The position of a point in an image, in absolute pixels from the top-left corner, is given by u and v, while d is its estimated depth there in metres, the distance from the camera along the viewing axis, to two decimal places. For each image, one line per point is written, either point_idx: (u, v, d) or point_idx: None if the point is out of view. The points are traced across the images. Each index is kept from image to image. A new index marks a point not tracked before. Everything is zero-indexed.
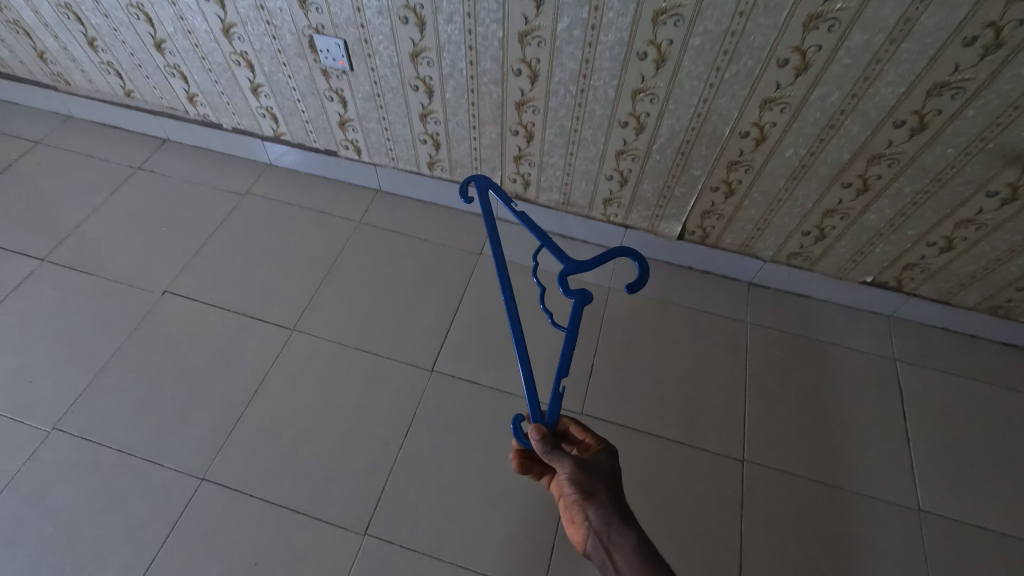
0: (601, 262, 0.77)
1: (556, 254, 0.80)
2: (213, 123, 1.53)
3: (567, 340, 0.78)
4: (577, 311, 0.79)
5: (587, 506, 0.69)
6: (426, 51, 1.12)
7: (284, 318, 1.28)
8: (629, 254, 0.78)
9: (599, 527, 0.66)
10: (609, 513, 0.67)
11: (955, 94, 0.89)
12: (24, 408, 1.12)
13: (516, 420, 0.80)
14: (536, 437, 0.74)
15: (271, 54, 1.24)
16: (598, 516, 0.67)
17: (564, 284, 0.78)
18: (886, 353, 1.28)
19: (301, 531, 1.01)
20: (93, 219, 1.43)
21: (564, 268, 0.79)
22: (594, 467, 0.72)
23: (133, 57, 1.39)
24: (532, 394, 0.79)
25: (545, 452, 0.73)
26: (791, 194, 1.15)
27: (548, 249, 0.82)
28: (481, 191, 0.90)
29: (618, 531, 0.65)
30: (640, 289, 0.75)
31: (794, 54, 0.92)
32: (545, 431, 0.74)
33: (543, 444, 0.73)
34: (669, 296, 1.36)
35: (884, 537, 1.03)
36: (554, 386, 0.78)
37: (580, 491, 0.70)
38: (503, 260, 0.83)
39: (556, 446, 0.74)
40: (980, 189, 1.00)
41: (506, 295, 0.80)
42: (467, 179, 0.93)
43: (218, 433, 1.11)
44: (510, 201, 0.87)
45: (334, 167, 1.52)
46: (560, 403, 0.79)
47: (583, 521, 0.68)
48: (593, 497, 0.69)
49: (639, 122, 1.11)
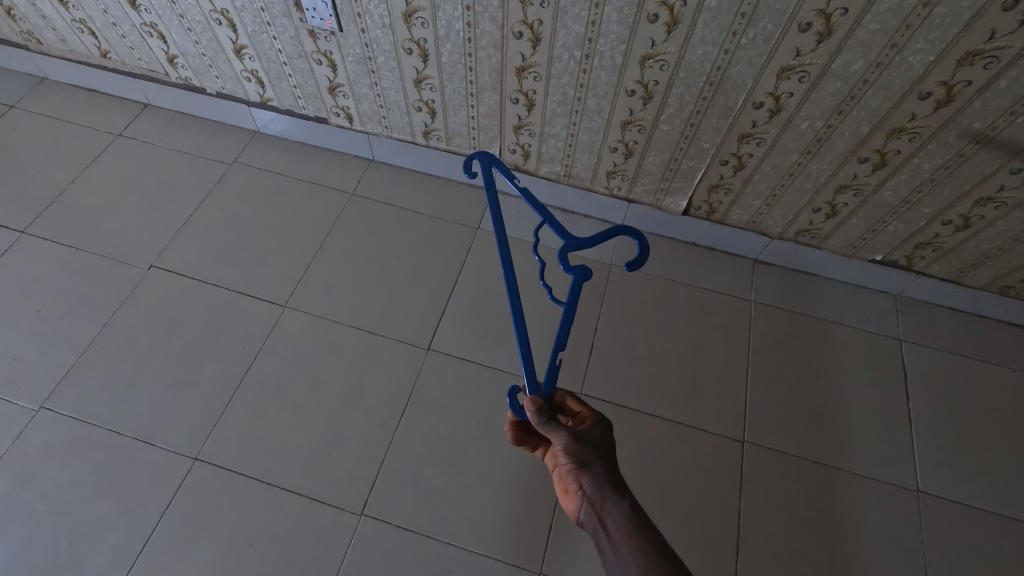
0: (601, 239, 0.78)
1: (557, 231, 0.81)
2: (196, 87, 1.45)
3: (565, 313, 0.78)
4: (576, 287, 0.78)
5: (581, 476, 0.66)
6: (419, 11, 1.04)
7: (277, 293, 1.24)
8: (629, 232, 0.78)
9: (593, 496, 0.64)
10: (603, 482, 0.65)
11: (988, 63, 0.83)
12: (10, 385, 1.09)
13: (514, 392, 0.77)
14: (531, 409, 0.72)
15: (253, 12, 1.16)
16: (593, 485, 0.65)
17: (563, 258, 0.78)
18: (891, 333, 1.25)
19: (296, 511, 1.00)
20: (74, 188, 1.37)
21: (564, 244, 0.79)
22: (590, 439, 0.70)
23: (106, 14, 1.30)
24: (528, 365, 0.78)
25: (541, 423, 0.71)
26: (803, 168, 1.10)
27: (549, 225, 0.83)
28: (486, 167, 0.90)
29: (612, 500, 0.63)
30: (640, 266, 0.76)
31: (817, 17, 0.85)
32: (540, 403, 0.72)
33: (539, 416, 0.71)
34: (672, 273, 1.32)
35: (881, 516, 1.03)
36: (550, 358, 0.77)
37: (574, 461, 0.67)
38: (506, 239, 0.84)
39: (551, 417, 0.72)
40: (1003, 166, 0.95)
41: (506, 271, 0.81)
42: (472, 154, 0.93)
43: (210, 412, 1.09)
44: (513, 176, 0.88)
45: (324, 135, 1.46)
46: (556, 375, 0.77)
47: (576, 490, 0.66)
48: (587, 466, 0.66)
49: (647, 90, 1.04)
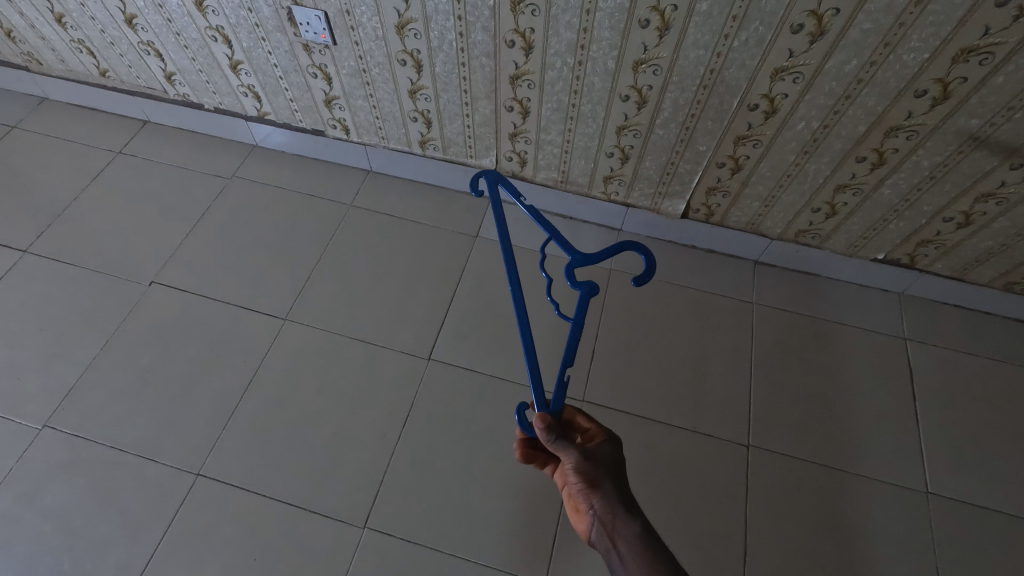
0: (608, 255, 0.78)
1: (564, 247, 0.81)
2: (193, 103, 1.46)
3: (573, 327, 0.78)
4: (584, 303, 0.78)
5: (592, 496, 0.65)
6: (412, 22, 1.05)
7: (277, 306, 1.24)
8: (635, 247, 0.78)
9: (605, 516, 0.63)
10: (613, 502, 0.64)
11: (983, 59, 0.83)
12: (13, 404, 1.10)
13: (522, 408, 0.76)
14: (541, 426, 0.72)
15: (248, 28, 1.17)
16: (604, 505, 0.64)
17: (570, 274, 0.78)
18: (896, 333, 1.24)
19: (298, 526, 0.99)
20: (76, 206, 1.38)
21: (570, 260, 0.80)
22: (600, 457, 0.69)
23: (104, 34, 1.32)
24: (538, 380, 0.78)
25: (551, 442, 0.70)
26: (801, 169, 1.09)
27: (555, 242, 0.83)
28: (492, 186, 0.93)
29: (623, 520, 0.62)
30: (647, 282, 0.76)
31: (809, 18, 0.85)
32: (549, 419, 0.71)
33: (548, 433, 0.71)
34: (672, 277, 1.31)
35: (890, 519, 1.02)
36: (559, 374, 0.76)
37: (586, 481, 0.66)
38: (513, 255, 0.85)
39: (561, 434, 0.71)
40: (1003, 161, 0.95)
41: (514, 285, 0.83)
42: (478, 173, 0.96)
43: (212, 427, 1.09)
44: (519, 195, 0.91)
45: (322, 148, 1.46)
46: (565, 391, 0.77)
47: (587, 510, 0.65)
48: (597, 486, 0.65)
49: (641, 95, 1.04)
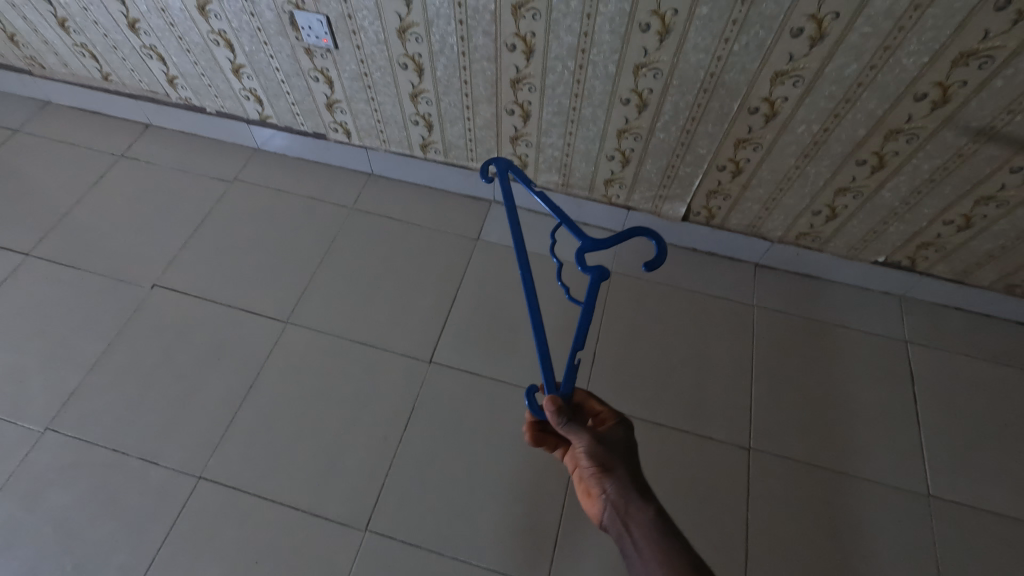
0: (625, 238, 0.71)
1: (574, 231, 0.76)
2: (195, 106, 1.47)
3: (583, 315, 0.74)
4: (594, 287, 0.75)
5: (604, 480, 0.65)
6: (414, 26, 1.05)
7: (278, 309, 1.24)
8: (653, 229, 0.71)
9: (617, 500, 0.63)
10: (627, 486, 0.63)
11: (983, 63, 0.83)
12: (15, 407, 1.10)
13: (532, 391, 0.76)
14: (551, 409, 0.71)
15: (250, 32, 1.17)
16: (617, 489, 0.64)
17: (581, 260, 0.74)
18: (897, 335, 1.24)
19: (299, 528, 0.99)
20: (78, 209, 1.38)
21: (581, 245, 0.75)
22: (612, 442, 0.69)
23: (107, 38, 1.32)
24: (546, 367, 0.76)
25: (561, 424, 0.70)
26: (801, 172, 1.09)
27: (567, 227, 0.78)
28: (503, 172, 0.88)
29: (636, 505, 0.61)
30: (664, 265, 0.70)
31: (809, 22, 0.85)
32: (560, 403, 0.71)
33: (559, 416, 0.70)
34: (674, 281, 1.31)
35: (891, 522, 1.02)
36: (569, 358, 0.75)
37: (598, 464, 0.66)
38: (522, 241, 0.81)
39: (572, 418, 0.71)
40: (1003, 165, 0.95)
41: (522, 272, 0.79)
42: (487, 160, 0.90)
43: (213, 430, 1.09)
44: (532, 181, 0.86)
45: (323, 151, 1.47)
46: (575, 374, 0.76)
47: (599, 493, 0.65)
48: (610, 470, 0.65)
49: (641, 98, 1.05)
